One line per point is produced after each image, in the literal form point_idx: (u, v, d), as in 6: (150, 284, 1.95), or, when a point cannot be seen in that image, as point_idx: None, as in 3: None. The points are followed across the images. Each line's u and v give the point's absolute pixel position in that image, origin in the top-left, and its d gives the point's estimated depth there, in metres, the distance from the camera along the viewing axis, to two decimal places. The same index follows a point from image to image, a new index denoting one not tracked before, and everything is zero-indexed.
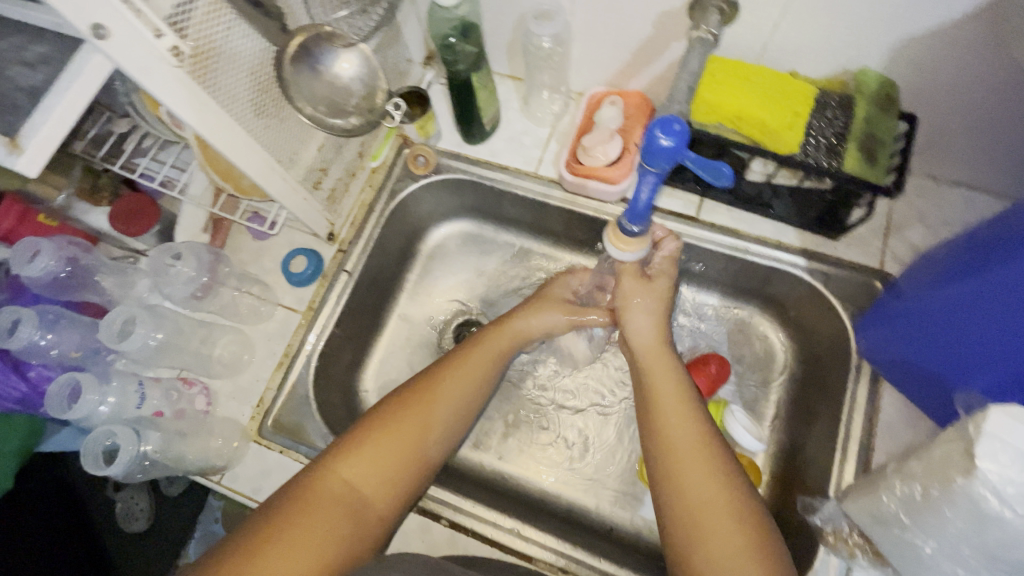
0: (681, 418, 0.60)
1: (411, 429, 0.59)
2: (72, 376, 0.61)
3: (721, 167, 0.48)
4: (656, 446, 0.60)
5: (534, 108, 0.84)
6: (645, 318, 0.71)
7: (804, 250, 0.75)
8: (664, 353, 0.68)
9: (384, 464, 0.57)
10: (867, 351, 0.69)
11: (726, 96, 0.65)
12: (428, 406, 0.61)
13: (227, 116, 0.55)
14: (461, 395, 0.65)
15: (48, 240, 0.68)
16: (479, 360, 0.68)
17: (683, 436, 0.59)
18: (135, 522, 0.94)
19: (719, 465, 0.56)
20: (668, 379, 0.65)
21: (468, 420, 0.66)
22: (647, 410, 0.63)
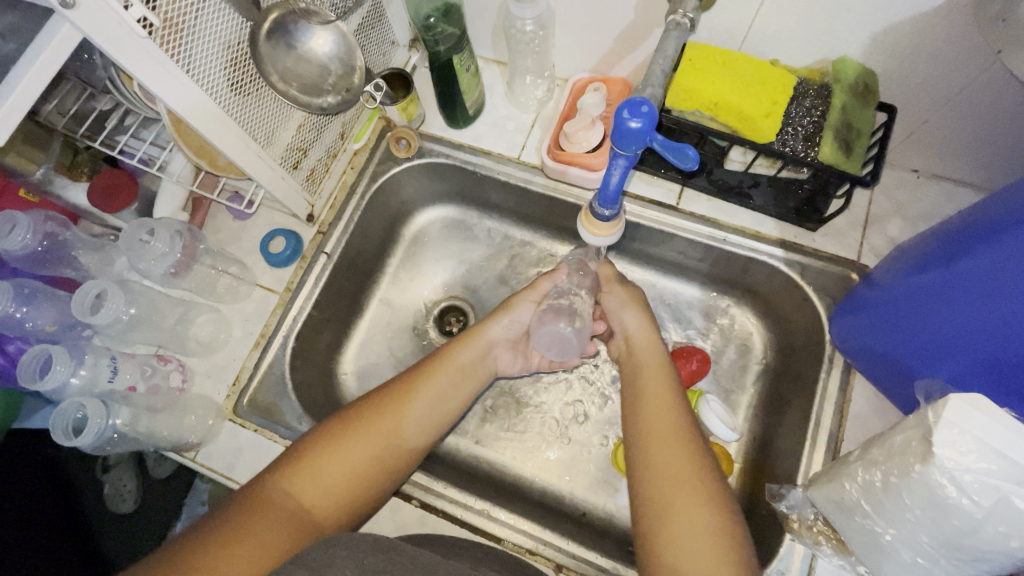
0: (663, 406, 0.61)
1: (368, 445, 0.60)
2: (44, 349, 0.61)
3: (688, 151, 0.48)
4: (635, 431, 0.61)
5: (518, 94, 0.84)
6: (638, 316, 0.73)
7: (782, 241, 0.75)
8: (655, 349, 0.69)
9: (338, 482, 0.57)
10: (839, 340, 0.69)
11: (705, 83, 0.65)
12: (388, 422, 0.62)
13: (201, 91, 0.55)
14: (424, 410, 0.65)
15: (25, 214, 0.68)
16: (450, 373, 0.69)
17: (663, 423, 0.60)
18: (123, 502, 0.95)
19: (696, 453, 0.57)
20: (658, 371, 0.65)
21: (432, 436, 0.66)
22: (632, 398, 0.64)
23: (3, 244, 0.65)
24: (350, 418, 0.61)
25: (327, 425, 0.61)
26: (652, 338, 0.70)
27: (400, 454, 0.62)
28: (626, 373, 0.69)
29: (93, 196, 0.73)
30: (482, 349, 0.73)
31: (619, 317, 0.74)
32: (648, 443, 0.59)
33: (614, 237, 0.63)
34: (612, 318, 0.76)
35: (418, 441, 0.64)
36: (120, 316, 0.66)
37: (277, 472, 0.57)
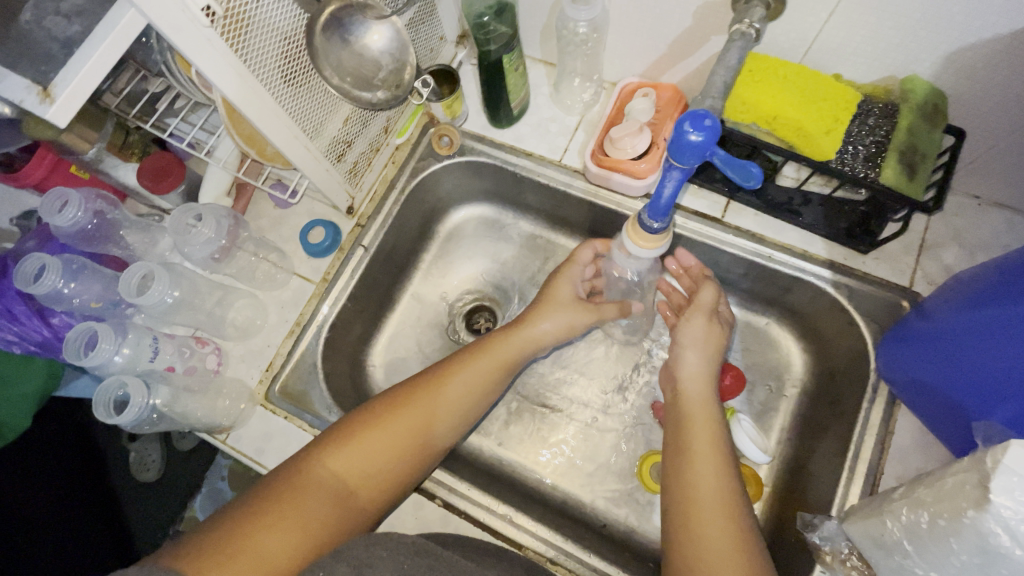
0: (710, 464, 0.59)
1: (404, 426, 0.60)
2: (90, 326, 0.63)
3: (751, 168, 0.46)
4: (677, 484, 0.59)
5: (564, 96, 0.83)
6: (698, 359, 0.69)
7: (830, 263, 0.73)
8: (706, 402, 0.65)
9: (374, 460, 0.57)
10: (884, 371, 0.67)
11: (766, 95, 0.63)
12: (425, 408, 0.62)
13: (256, 82, 0.55)
14: (463, 397, 0.65)
15: (77, 192, 0.70)
16: (480, 368, 0.67)
17: (710, 487, 0.57)
18: (146, 471, 1.02)
19: (738, 522, 0.54)
20: (705, 425, 0.62)
21: (467, 423, 0.66)
22: (675, 450, 0.62)
23: (55, 220, 0.67)
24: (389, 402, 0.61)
25: (361, 410, 0.61)
26: (705, 389, 0.66)
27: (436, 439, 0.62)
28: (671, 420, 0.66)
29: (144, 178, 0.75)
30: (528, 347, 0.70)
31: (680, 350, 0.70)
32: (688, 502, 0.57)
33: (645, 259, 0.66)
34: (673, 350, 0.71)
35: (453, 429, 0.64)
36: (165, 298, 0.67)
37: (317, 446, 0.57)
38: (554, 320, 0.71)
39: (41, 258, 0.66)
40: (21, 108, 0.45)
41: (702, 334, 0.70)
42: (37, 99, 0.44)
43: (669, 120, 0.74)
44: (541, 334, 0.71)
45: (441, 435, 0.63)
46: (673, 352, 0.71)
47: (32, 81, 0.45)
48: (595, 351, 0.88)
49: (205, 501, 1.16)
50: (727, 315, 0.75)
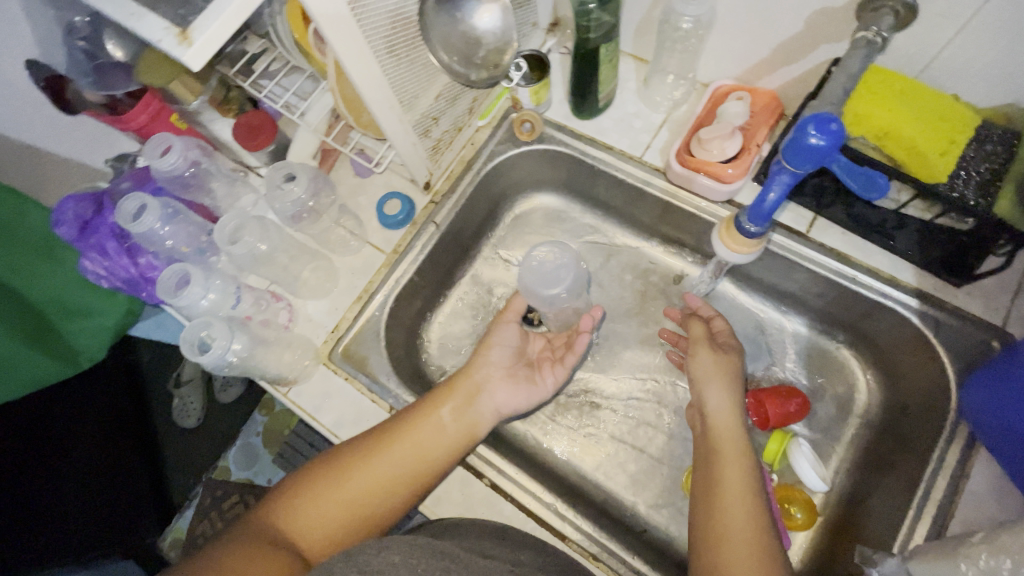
0: (741, 493, 0.57)
1: (353, 479, 0.60)
2: (182, 266, 0.66)
3: (876, 179, 0.52)
4: (705, 522, 0.56)
5: (653, 92, 0.81)
6: (720, 392, 0.68)
7: (918, 292, 0.70)
8: (735, 436, 0.63)
9: (332, 515, 0.58)
10: (968, 412, 0.64)
11: (880, 109, 0.61)
12: (383, 459, 0.62)
13: (365, 49, 0.56)
14: (416, 449, 0.63)
15: (179, 139, 0.73)
16: (433, 416, 0.66)
17: (740, 523, 0.54)
18: (188, 418, 1.15)
19: (768, 552, 0.51)
20: (736, 455, 0.61)
21: (429, 475, 0.64)
22: (706, 482, 0.60)
23: (156, 163, 0.70)
24: (340, 456, 0.62)
25: (316, 466, 0.62)
26: (733, 421, 0.65)
27: (395, 493, 0.61)
28: (702, 454, 0.64)
29: (238, 133, 0.77)
30: (472, 391, 0.70)
31: (701, 388, 0.69)
32: (719, 534, 0.54)
33: (751, 256, 0.69)
34: (694, 389, 0.71)
35: (413, 483, 0.63)
36: (252, 250, 0.70)
37: (281, 496, 0.59)
38: (492, 355, 0.74)
39: (142, 197, 0.68)
40: (158, 48, 0.46)
41: (717, 367, 0.70)
42: (176, 40, 0.45)
43: (763, 127, 0.73)
44: (479, 379, 0.72)
45: (398, 489, 0.61)
46: (695, 391, 0.71)
47: (170, 23, 0.46)
48: (649, 354, 0.87)
49: (239, 455, 1.19)
50: (731, 341, 0.74)
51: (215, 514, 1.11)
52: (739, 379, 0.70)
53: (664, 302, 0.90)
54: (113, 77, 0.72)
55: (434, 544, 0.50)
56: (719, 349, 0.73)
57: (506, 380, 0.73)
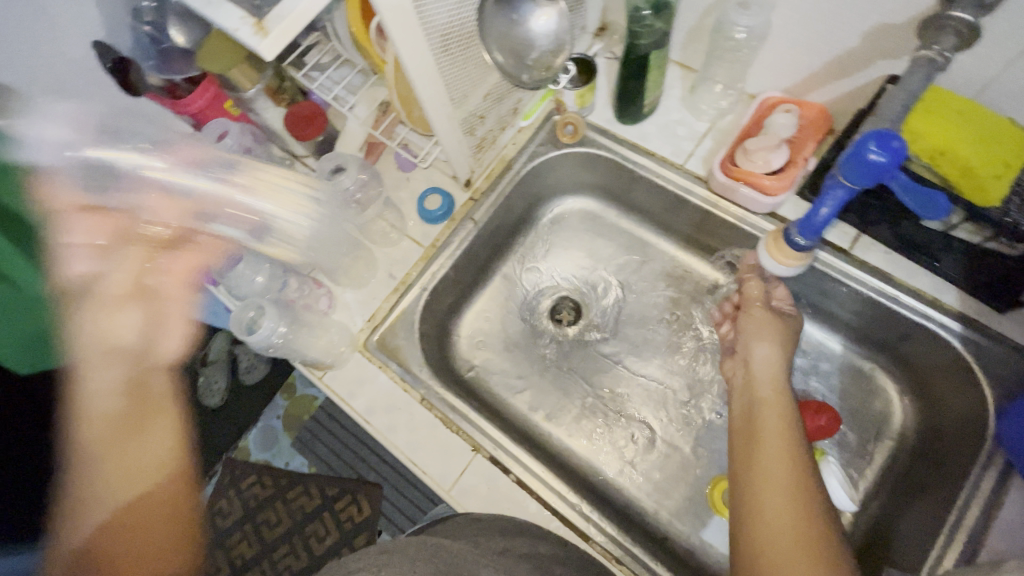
0: (779, 429, 0.62)
1: (101, 494, 0.53)
2: (233, 248, 0.68)
3: (937, 198, 0.51)
4: (742, 446, 0.63)
5: (698, 100, 0.81)
6: (765, 350, 0.73)
7: (962, 316, 0.68)
8: (777, 382, 0.69)
9: (126, 544, 0.51)
10: (1007, 440, 0.62)
11: (938, 130, 0.60)
12: (102, 466, 0.54)
13: (425, 44, 0.58)
14: (123, 472, 0.54)
15: (233, 126, 0.77)
16: (101, 385, 0.57)
17: (775, 442, 0.60)
18: (211, 396, 1.19)
19: (799, 462, 0.58)
20: (776, 403, 0.66)
21: (177, 471, 0.57)
22: (746, 424, 0.66)
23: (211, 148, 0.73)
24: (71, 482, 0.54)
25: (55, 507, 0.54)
26: (774, 372, 0.70)
27: (167, 524, 0.54)
28: (742, 404, 0.70)
29: (290, 123, 0.79)
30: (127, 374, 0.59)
31: (749, 342, 0.75)
32: (758, 460, 0.60)
33: (796, 270, 0.68)
34: (743, 341, 0.76)
35: (170, 491, 0.56)
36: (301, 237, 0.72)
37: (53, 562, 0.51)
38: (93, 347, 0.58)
39: None
40: (234, 36, 0.48)
41: (769, 325, 0.75)
42: (252, 30, 0.47)
43: (811, 141, 0.73)
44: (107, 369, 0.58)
45: (158, 501, 0.55)
46: (742, 344, 0.76)
47: (247, 13, 0.48)
48: (678, 362, 0.87)
49: (257, 437, 1.35)
50: (787, 310, 0.78)
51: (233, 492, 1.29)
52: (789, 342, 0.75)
53: (697, 311, 0.89)
54: (174, 61, 0.76)
55: (439, 559, 0.53)
56: (777, 312, 0.77)
57: (119, 359, 0.59)
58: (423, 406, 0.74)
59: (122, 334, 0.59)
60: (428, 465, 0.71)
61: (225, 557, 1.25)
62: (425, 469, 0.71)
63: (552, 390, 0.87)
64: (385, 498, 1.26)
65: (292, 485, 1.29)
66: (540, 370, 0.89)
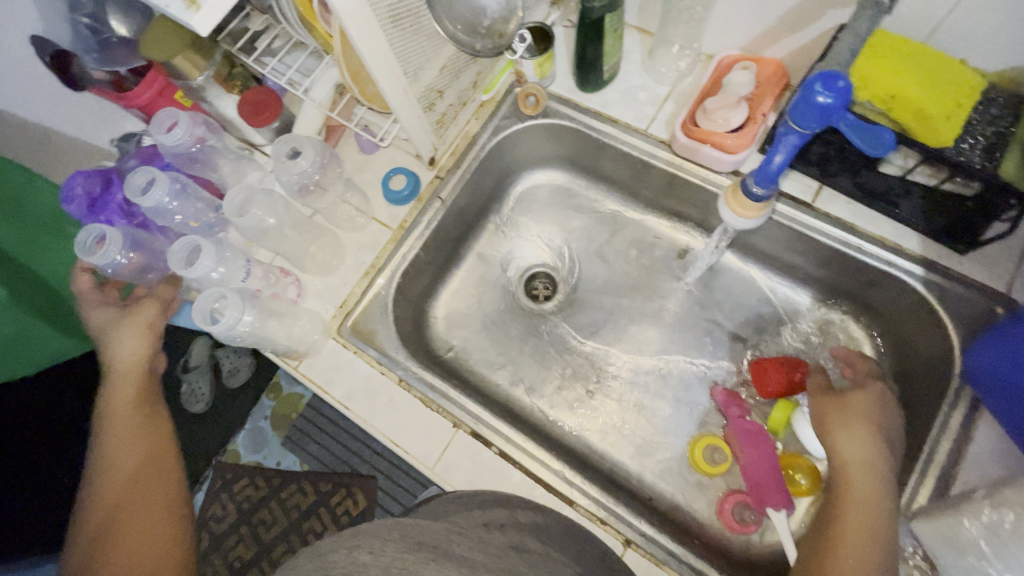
0: (859, 549, 0.54)
1: (117, 442, 0.62)
2: (192, 239, 0.66)
3: (882, 135, 0.51)
4: (819, 549, 0.57)
5: (658, 63, 0.81)
6: (860, 449, 0.63)
7: (923, 259, 0.70)
8: (873, 482, 0.60)
9: (133, 480, 0.60)
10: (974, 375, 0.64)
11: (887, 73, 0.61)
12: (120, 422, 0.63)
13: (371, 14, 0.55)
14: (135, 437, 0.63)
15: (185, 114, 0.73)
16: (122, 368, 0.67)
17: (857, 558, 0.54)
18: (197, 403, 1.21)
19: None
20: (866, 502, 0.58)
21: (171, 448, 0.65)
22: (826, 529, 0.59)
23: (164, 138, 0.71)
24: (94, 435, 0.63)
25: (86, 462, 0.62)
26: (872, 469, 0.61)
27: (158, 486, 0.60)
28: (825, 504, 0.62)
29: (244, 111, 0.77)
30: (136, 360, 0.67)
31: (833, 427, 0.67)
32: None
33: (759, 219, 0.68)
34: (827, 429, 0.68)
35: (170, 461, 0.64)
36: (261, 223, 0.71)
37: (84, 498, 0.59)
38: (124, 340, 0.68)
39: (151, 171, 0.70)
40: (165, 13, 0.47)
41: (860, 410, 0.67)
42: (183, 4, 0.46)
43: (769, 97, 0.73)
44: (125, 360, 0.67)
45: (157, 465, 0.62)
46: (828, 429, 0.67)
47: None
48: (656, 328, 0.88)
49: (247, 439, 1.33)
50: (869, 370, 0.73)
51: (227, 495, 1.29)
52: (897, 445, 0.64)
53: (668, 275, 0.90)
54: (116, 53, 0.72)
55: (411, 536, 0.48)
56: (865, 389, 0.69)
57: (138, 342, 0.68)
58: (401, 387, 0.74)
59: (151, 329, 0.69)
60: (410, 445, 0.71)
61: (222, 558, 1.24)
62: (407, 448, 0.71)
63: (531, 364, 0.88)
64: (379, 489, 1.27)
65: (285, 483, 1.29)
66: (519, 346, 0.89)
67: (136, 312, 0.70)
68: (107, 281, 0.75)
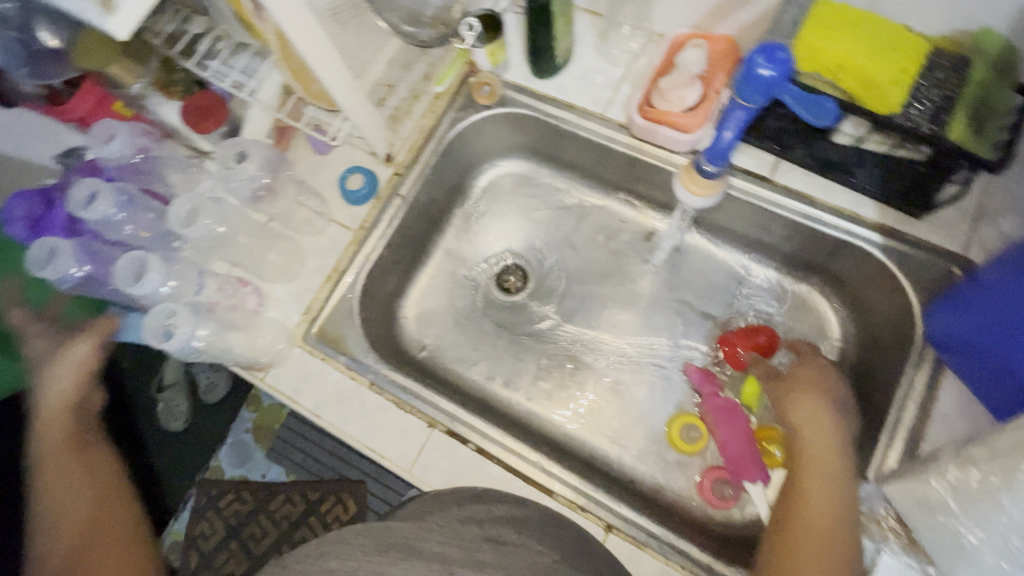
0: (822, 505, 0.56)
1: (63, 477, 0.60)
2: (140, 253, 0.64)
3: (825, 103, 0.53)
4: (787, 503, 0.59)
5: (611, 45, 0.80)
6: (819, 416, 0.65)
7: (881, 226, 0.71)
8: (832, 440, 0.62)
9: (91, 511, 0.58)
10: (934, 336, 0.65)
11: (830, 41, 0.62)
12: (62, 459, 0.61)
13: (306, 11, 0.53)
14: (84, 470, 0.61)
15: (124, 126, 0.71)
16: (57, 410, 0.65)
17: (825, 506, 0.56)
18: (174, 420, 1.14)
19: (841, 533, 0.54)
20: (827, 456, 0.61)
21: (119, 480, 0.64)
22: (789, 489, 0.60)
23: (104, 151, 0.70)
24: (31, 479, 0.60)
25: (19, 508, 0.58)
26: (832, 429, 0.64)
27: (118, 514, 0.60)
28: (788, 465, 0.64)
29: (189, 116, 0.74)
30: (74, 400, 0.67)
31: (795, 396, 0.69)
32: (795, 526, 0.55)
33: (712, 199, 0.68)
34: (789, 398, 0.70)
35: (122, 490, 0.63)
36: (210, 232, 0.69)
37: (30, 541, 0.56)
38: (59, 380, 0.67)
39: (93, 184, 0.66)
40: (83, 19, 0.45)
41: (817, 382, 0.70)
42: (98, 9, 0.44)
43: (722, 73, 0.72)
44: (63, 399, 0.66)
45: (114, 500, 0.61)
46: (789, 398, 0.70)
47: None
48: (628, 312, 0.88)
49: (230, 454, 1.30)
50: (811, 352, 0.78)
51: (213, 513, 1.26)
52: (848, 411, 0.68)
53: (638, 258, 0.90)
54: (50, 65, 0.67)
55: (381, 538, 0.50)
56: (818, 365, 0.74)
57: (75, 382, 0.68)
58: (372, 391, 0.72)
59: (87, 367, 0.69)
60: (385, 449, 0.70)
61: None
62: (382, 452, 0.70)
63: (506, 357, 0.87)
64: (370, 493, 1.25)
65: (273, 495, 1.26)
66: (492, 340, 0.88)
67: (70, 351, 0.69)
68: (42, 312, 0.74)
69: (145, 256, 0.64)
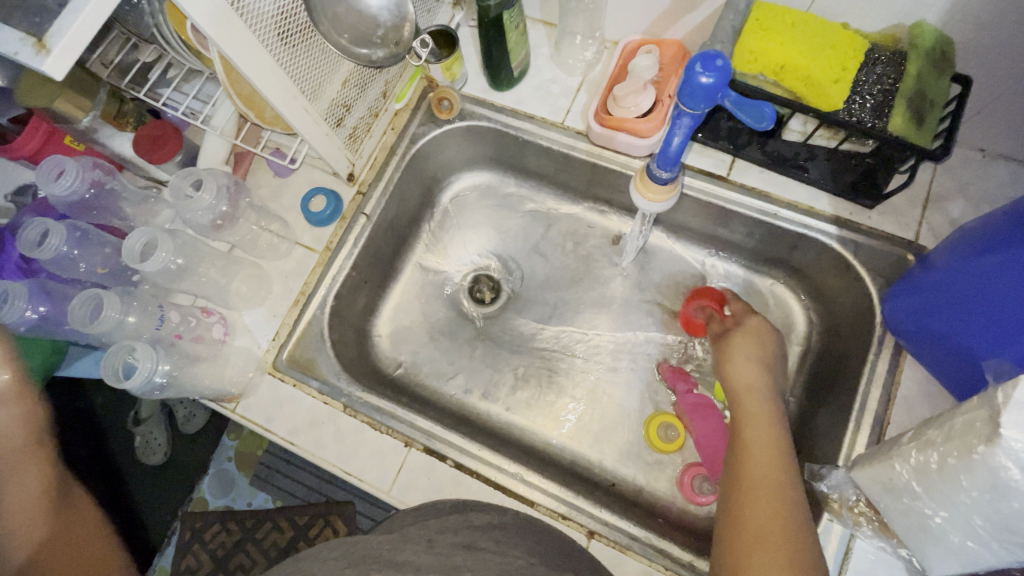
0: (764, 452, 0.57)
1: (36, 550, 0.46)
2: (93, 293, 0.62)
3: (763, 109, 0.51)
4: (731, 458, 0.59)
5: (565, 55, 0.81)
6: (751, 374, 0.68)
7: (835, 218, 0.72)
8: (763, 397, 0.65)
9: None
10: (890, 320, 0.67)
11: (772, 43, 0.63)
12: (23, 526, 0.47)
13: (251, 34, 0.53)
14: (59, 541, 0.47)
15: (73, 161, 0.68)
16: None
17: (765, 454, 0.57)
18: (153, 454, 1.16)
19: (782, 477, 0.54)
20: (762, 412, 0.62)
21: (98, 530, 0.51)
22: (732, 445, 0.61)
23: (52, 188, 0.66)
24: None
25: None
26: (762, 386, 0.66)
27: None
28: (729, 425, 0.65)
29: (140, 147, 0.73)
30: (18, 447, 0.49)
31: (730, 357, 0.72)
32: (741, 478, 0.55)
33: (668, 202, 0.69)
34: (723, 362, 0.73)
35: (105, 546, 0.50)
36: (169, 264, 0.67)
37: None
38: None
39: (43, 222, 0.65)
40: (16, 60, 0.43)
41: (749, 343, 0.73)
42: (32, 50, 0.43)
43: (674, 77, 0.74)
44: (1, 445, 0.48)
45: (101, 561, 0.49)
46: (723, 361, 0.73)
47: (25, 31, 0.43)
48: (601, 315, 0.89)
49: (213, 483, 1.19)
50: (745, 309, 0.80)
51: (199, 546, 1.13)
52: (779, 368, 0.71)
53: (607, 262, 0.91)
54: None
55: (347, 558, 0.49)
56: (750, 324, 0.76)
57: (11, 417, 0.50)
58: (347, 414, 0.71)
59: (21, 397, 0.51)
60: (363, 471, 0.69)
61: None
62: (360, 475, 0.69)
63: (483, 369, 0.87)
64: (359, 513, 1.16)
65: (258, 524, 1.15)
66: (468, 353, 0.88)
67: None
68: None
69: (100, 296, 0.62)
